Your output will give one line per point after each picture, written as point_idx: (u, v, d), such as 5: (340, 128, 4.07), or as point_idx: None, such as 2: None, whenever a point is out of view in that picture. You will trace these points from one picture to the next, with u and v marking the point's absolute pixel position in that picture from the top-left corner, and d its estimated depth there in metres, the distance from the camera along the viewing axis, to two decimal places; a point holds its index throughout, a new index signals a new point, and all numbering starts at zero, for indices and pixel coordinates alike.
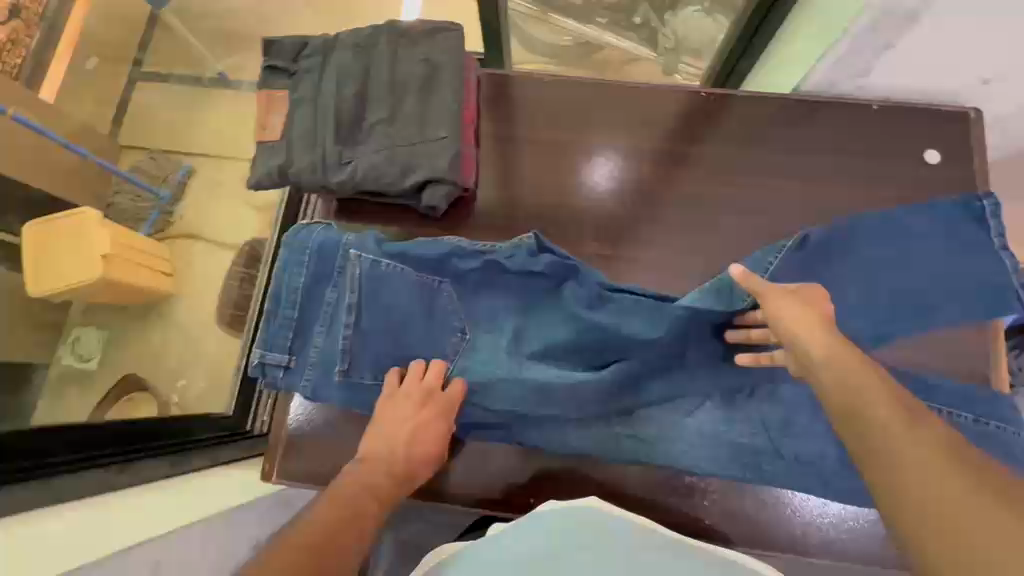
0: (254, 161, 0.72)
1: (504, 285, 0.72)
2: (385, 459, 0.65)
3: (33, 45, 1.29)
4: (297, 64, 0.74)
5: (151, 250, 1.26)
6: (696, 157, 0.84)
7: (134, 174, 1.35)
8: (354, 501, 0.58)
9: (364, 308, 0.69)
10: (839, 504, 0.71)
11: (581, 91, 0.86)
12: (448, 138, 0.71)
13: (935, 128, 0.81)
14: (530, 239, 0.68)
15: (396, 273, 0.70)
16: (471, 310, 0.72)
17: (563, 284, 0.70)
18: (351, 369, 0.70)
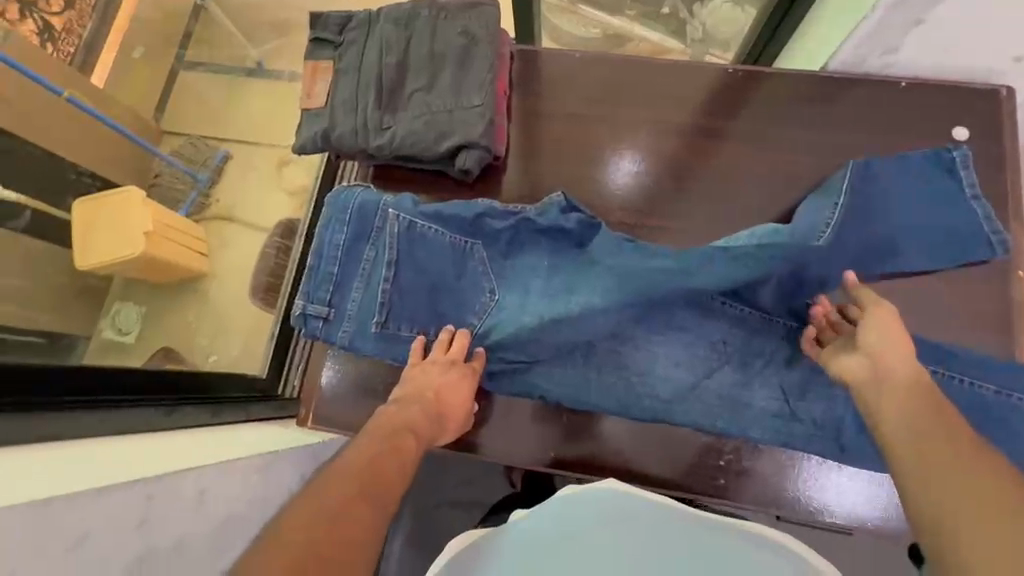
0: (299, 127, 0.77)
1: (533, 246, 0.75)
2: (418, 401, 0.66)
3: (86, 35, 1.41)
4: (342, 36, 0.78)
5: (189, 230, 1.36)
6: (720, 135, 0.84)
7: (177, 158, 1.46)
8: (390, 433, 0.60)
9: (400, 265, 0.73)
10: (850, 468, 0.73)
11: (607, 68, 0.87)
12: (482, 106, 0.73)
13: (967, 104, 0.79)
14: (559, 198, 0.73)
15: (430, 231, 0.74)
16: (500, 270, 0.75)
17: (587, 243, 0.74)
18: (387, 322, 0.73)
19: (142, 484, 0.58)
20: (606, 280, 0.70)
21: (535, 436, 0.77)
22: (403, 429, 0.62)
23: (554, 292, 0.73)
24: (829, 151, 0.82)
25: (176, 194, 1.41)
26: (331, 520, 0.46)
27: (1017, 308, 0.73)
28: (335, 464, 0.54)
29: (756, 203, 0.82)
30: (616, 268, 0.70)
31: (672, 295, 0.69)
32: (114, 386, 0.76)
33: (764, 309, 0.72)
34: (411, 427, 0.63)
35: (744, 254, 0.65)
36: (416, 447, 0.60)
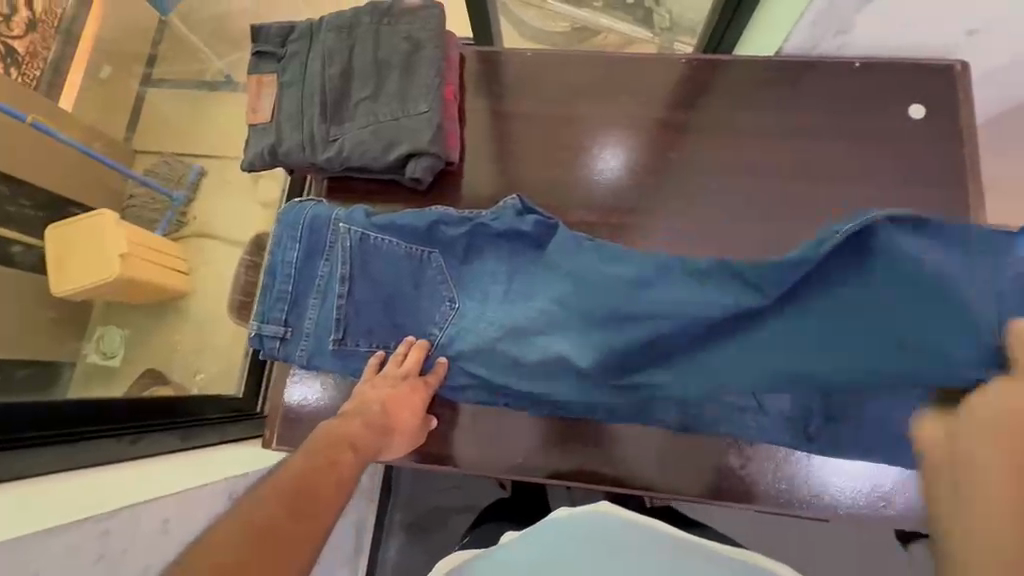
0: (247, 143, 0.76)
1: (491, 251, 0.75)
2: (362, 413, 0.66)
3: (50, 56, 1.37)
4: (286, 48, 0.76)
5: (165, 248, 1.34)
6: (681, 126, 0.83)
7: (149, 178, 1.43)
8: (330, 444, 0.58)
9: (355, 279, 0.73)
10: (819, 457, 0.74)
11: (563, 64, 0.86)
12: (430, 111, 0.72)
13: (920, 82, 0.78)
14: (514, 200, 0.73)
15: (385, 242, 0.73)
16: (458, 277, 0.75)
17: (545, 244, 0.73)
18: (344, 338, 0.73)
19: (100, 519, 0.57)
20: (561, 280, 0.70)
21: (504, 445, 0.80)
22: (345, 440, 0.60)
23: (510, 296, 0.73)
24: (790, 137, 0.81)
25: (150, 215, 1.39)
26: (256, 536, 0.45)
27: None
28: (276, 474, 0.53)
29: (721, 193, 0.80)
30: (568, 267, 0.70)
31: (623, 301, 0.65)
32: (80, 419, 0.76)
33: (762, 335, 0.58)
34: (354, 440, 0.61)
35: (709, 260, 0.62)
36: (354, 461, 0.58)
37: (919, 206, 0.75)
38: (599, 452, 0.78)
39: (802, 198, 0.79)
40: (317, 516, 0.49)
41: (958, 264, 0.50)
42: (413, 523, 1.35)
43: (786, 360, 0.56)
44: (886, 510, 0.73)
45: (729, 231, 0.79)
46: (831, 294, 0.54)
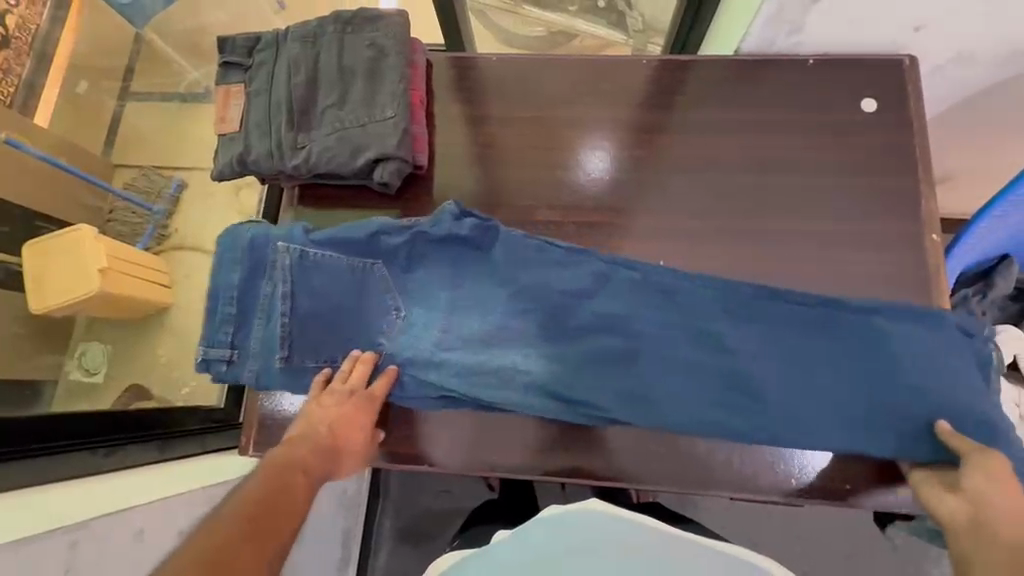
0: (216, 152, 0.76)
1: (434, 256, 0.78)
2: (311, 438, 0.68)
3: (25, 73, 1.32)
4: (252, 58, 0.77)
5: (145, 260, 1.32)
6: (646, 125, 0.84)
7: (128, 192, 1.43)
8: (281, 468, 0.62)
9: (294, 293, 0.75)
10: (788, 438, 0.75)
11: (528, 67, 0.87)
12: (396, 117, 0.73)
13: (871, 76, 0.80)
14: (451, 205, 0.76)
15: (328, 256, 0.76)
16: (403, 286, 0.78)
17: (483, 245, 0.78)
18: (290, 355, 0.75)
19: (69, 530, 0.60)
20: (504, 286, 0.78)
21: (477, 445, 0.78)
22: (298, 465, 0.63)
23: (454, 301, 0.78)
24: (752, 132, 0.82)
25: (133, 228, 1.39)
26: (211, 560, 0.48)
27: (933, 272, 0.75)
28: (236, 498, 0.57)
29: (686, 189, 0.81)
30: (514, 279, 0.78)
31: (585, 322, 0.76)
32: (60, 431, 0.76)
33: (698, 382, 0.73)
34: (306, 465, 0.64)
35: (662, 287, 0.75)
36: (306, 484, 0.61)
37: (872, 196, 0.77)
38: (572, 449, 0.77)
39: (764, 191, 0.80)
40: (271, 545, 0.52)
41: (925, 356, 0.70)
42: (402, 528, 1.35)
43: (736, 408, 0.72)
44: (850, 492, 0.74)
45: (696, 227, 0.80)
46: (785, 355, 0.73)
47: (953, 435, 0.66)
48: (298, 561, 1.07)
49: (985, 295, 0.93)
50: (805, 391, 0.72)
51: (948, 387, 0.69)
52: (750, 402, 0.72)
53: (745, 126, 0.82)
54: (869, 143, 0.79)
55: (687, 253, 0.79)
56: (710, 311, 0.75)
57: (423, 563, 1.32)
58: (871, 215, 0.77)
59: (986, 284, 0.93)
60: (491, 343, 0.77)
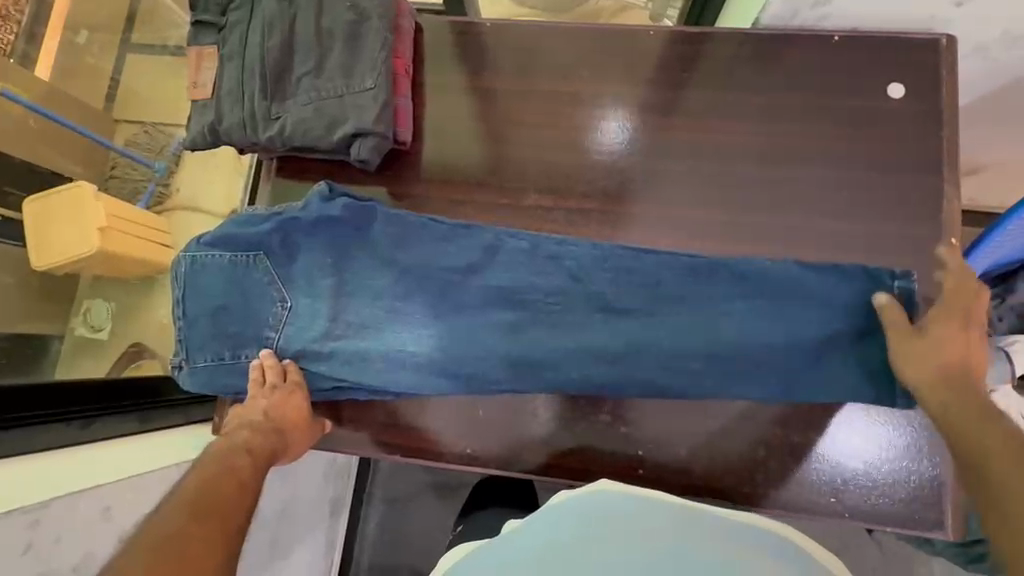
0: (188, 120, 0.72)
1: (310, 244, 0.75)
2: (251, 424, 0.67)
3: (25, 20, 1.20)
4: (226, 17, 0.72)
5: (151, 222, 1.28)
6: (651, 104, 0.78)
7: (129, 150, 1.34)
8: (227, 458, 0.60)
9: (186, 299, 0.75)
10: (793, 446, 0.70)
11: (529, 35, 0.80)
12: (376, 88, 0.68)
13: (902, 59, 0.73)
14: (321, 186, 0.73)
15: (208, 256, 0.74)
16: (288, 276, 0.75)
17: (366, 226, 0.74)
18: (183, 362, 0.75)
19: (27, 512, 0.61)
20: (389, 271, 0.75)
21: (447, 436, 0.76)
22: (239, 446, 0.62)
23: (345, 289, 0.75)
24: (765, 117, 0.75)
25: (134, 187, 1.33)
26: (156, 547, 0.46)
27: None
28: (178, 488, 0.54)
29: (688, 176, 0.75)
30: (399, 262, 0.75)
31: (475, 295, 0.74)
32: (35, 398, 0.75)
33: (595, 346, 0.71)
34: (249, 446, 0.63)
35: (552, 256, 0.73)
36: (251, 466, 0.61)
37: (893, 193, 0.71)
38: (548, 444, 0.74)
39: (775, 182, 0.74)
40: (230, 516, 0.52)
41: (869, 304, 0.65)
42: (391, 498, 1.37)
43: (665, 361, 0.70)
44: (835, 505, 0.69)
45: (697, 219, 0.74)
46: (700, 304, 0.69)
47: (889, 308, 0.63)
48: (284, 527, 1.09)
49: (1003, 301, 0.88)
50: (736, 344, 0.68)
51: (875, 337, 0.65)
52: (641, 361, 0.70)
53: (764, 110, 0.75)
54: (893, 134, 0.72)
55: (683, 246, 0.75)
56: (615, 266, 0.72)
57: (414, 535, 1.34)
58: (885, 214, 0.71)
59: (1007, 288, 0.88)
60: (377, 328, 0.75)
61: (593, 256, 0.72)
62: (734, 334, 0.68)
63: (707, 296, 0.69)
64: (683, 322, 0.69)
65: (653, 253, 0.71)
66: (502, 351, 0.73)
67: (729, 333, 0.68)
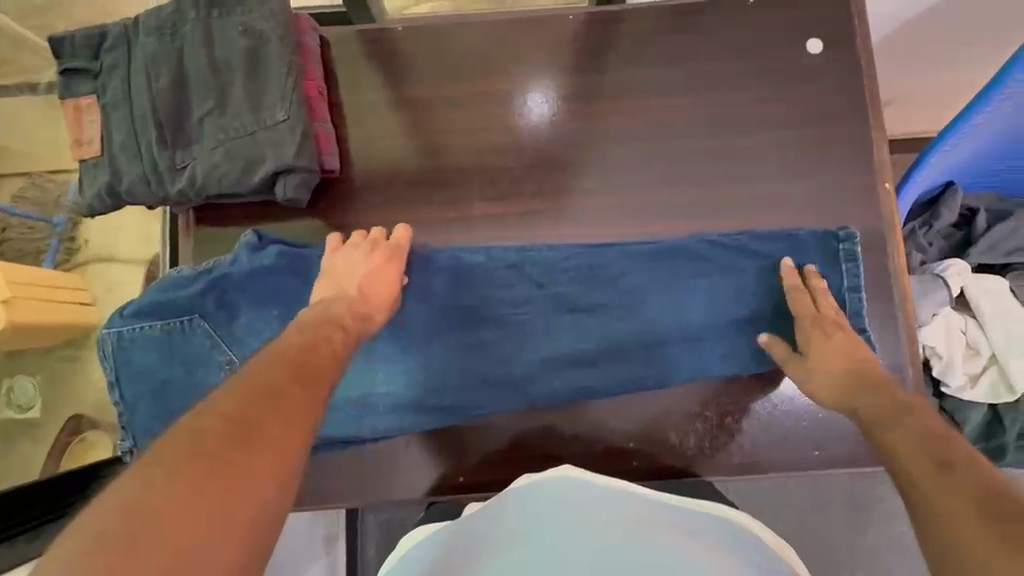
0: (80, 183, 0.64)
1: (249, 299, 0.69)
2: (344, 296, 0.60)
3: None
4: (100, 60, 0.63)
5: (59, 277, 1.01)
6: (585, 91, 0.75)
7: (18, 207, 1.05)
8: (301, 350, 0.50)
9: (121, 380, 0.68)
10: (772, 407, 0.72)
11: (446, 35, 0.76)
12: (290, 118, 0.62)
13: (814, 14, 0.74)
14: (249, 236, 0.68)
15: (135, 331, 0.68)
16: (231, 338, 0.69)
17: (306, 269, 0.69)
18: (131, 452, 0.69)
19: None
20: None
21: (438, 470, 0.73)
22: (331, 318, 0.56)
23: None
24: (693, 90, 0.75)
25: (36, 247, 1.05)
26: (215, 458, 0.36)
27: (888, 223, 0.72)
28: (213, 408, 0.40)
29: (630, 161, 0.74)
30: None
31: (440, 318, 0.72)
32: None
33: (567, 351, 0.72)
34: (340, 320, 0.57)
35: (511, 264, 0.72)
36: (344, 340, 0.55)
37: (826, 147, 0.73)
38: (540, 453, 0.73)
39: (715, 154, 0.74)
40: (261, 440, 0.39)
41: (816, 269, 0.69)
42: None
43: (635, 351, 0.71)
44: (820, 458, 0.71)
45: (647, 201, 0.74)
46: (660, 291, 0.71)
47: (793, 273, 0.67)
48: None
49: (931, 227, 0.90)
50: (700, 325, 0.70)
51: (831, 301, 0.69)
52: (617, 359, 0.71)
53: (692, 81, 0.75)
54: (817, 89, 0.74)
55: (642, 231, 0.74)
56: (572, 266, 0.71)
57: None
58: (821, 171, 0.73)
59: (931, 215, 0.90)
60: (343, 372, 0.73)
61: (553, 257, 0.72)
62: (693, 316, 0.70)
63: (665, 279, 0.71)
64: (649, 312, 0.71)
65: (610, 250, 0.72)
66: (477, 370, 0.72)
67: (691, 315, 0.70)
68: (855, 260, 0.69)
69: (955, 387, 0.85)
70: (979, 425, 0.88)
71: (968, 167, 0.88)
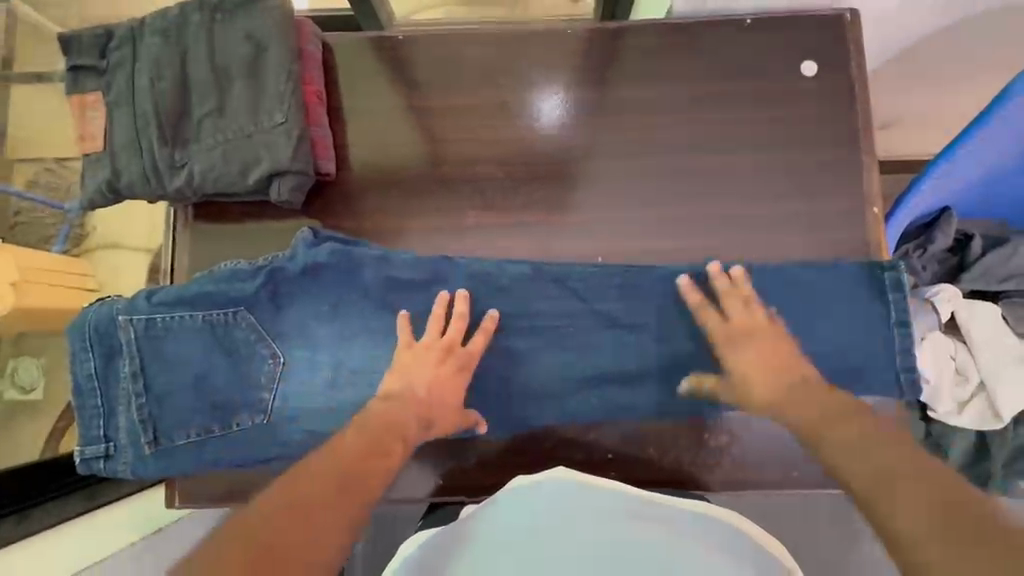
0: (82, 177, 0.65)
1: (300, 294, 0.70)
2: (404, 397, 0.64)
3: None
4: (106, 58, 0.65)
5: (70, 264, 1.01)
6: (579, 104, 0.76)
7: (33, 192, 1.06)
8: (376, 437, 0.60)
9: (154, 369, 0.69)
10: (753, 427, 0.72)
11: (444, 46, 0.77)
12: (287, 122, 0.64)
13: (810, 36, 0.74)
14: (304, 233, 0.69)
15: (177, 319, 0.69)
16: (274, 331, 0.70)
17: (354, 270, 0.70)
18: (159, 438, 0.69)
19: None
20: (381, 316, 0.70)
21: (417, 473, 0.75)
22: (390, 404, 0.63)
23: (341, 341, 0.71)
24: (686, 108, 0.76)
25: (45, 233, 1.05)
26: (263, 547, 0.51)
27: (875, 247, 0.72)
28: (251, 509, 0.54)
29: (620, 174, 0.75)
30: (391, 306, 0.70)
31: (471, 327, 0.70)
32: None
33: (586, 368, 0.70)
34: (407, 413, 0.63)
35: (555, 277, 0.70)
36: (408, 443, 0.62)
37: (815, 168, 0.74)
38: (520, 459, 0.74)
39: (705, 172, 0.75)
40: (309, 515, 0.53)
41: (861, 299, 0.68)
42: None
43: (656, 370, 0.69)
44: (798, 478, 0.72)
45: (635, 216, 0.75)
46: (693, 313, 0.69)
47: (745, 282, 0.66)
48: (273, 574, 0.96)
49: (925, 250, 0.90)
50: None
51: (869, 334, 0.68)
52: (655, 384, 0.70)
53: (685, 99, 0.75)
54: (808, 112, 0.74)
55: (630, 246, 0.75)
56: (614, 280, 0.69)
57: None
58: (809, 193, 0.74)
59: (926, 240, 0.90)
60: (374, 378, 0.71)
61: (592, 272, 0.70)
62: None
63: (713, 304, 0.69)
64: (686, 332, 0.69)
65: (653, 269, 0.69)
66: (500, 383, 0.71)
67: None
68: (902, 290, 0.67)
69: (941, 413, 0.84)
70: (964, 452, 0.88)
71: (969, 197, 0.89)
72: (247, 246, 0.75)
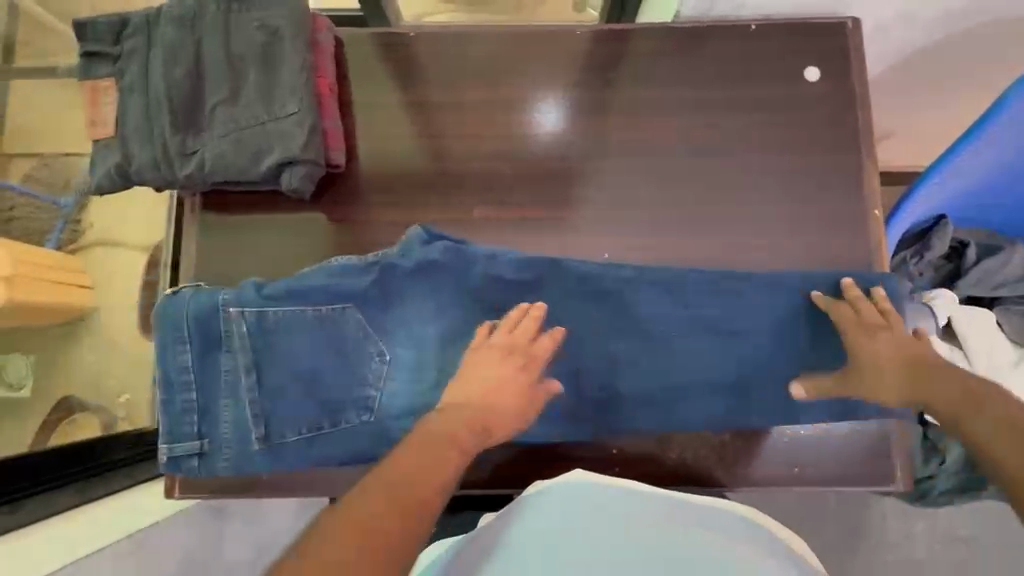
0: (91, 162, 0.65)
1: (411, 292, 0.70)
2: (467, 407, 0.60)
3: None
4: (120, 45, 0.65)
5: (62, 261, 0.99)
6: (590, 104, 0.78)
7: (28, 186, 1.04)
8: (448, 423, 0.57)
9: (261, 365, 0.69)
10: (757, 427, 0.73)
11: (457, 44, 0.78)
12: (300, 113, 0.64)
13: (813, 43, 0.76)
14: (416, 231, 0.70)
15: (289, 313, 0.68)
16: (383, 329, 0.71)
17: (464, 270, 0.71)
18: (268, 435, 0.69)
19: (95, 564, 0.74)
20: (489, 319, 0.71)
21: None
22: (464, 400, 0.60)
23: (447, 342, 0.71)
24: (692, 111, 0.77)
25: (38, 227, 1.02)
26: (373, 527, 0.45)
27: (876, 249, 0.74)
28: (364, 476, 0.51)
29: (626, 173, 0.76)
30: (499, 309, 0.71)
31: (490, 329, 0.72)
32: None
33: (594, 362, 0.73)
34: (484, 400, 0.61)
35: (645, 282, 0.72)
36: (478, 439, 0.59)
37: (817, 172, 0.75)
38: (526, 456, 0.74)
39: (709, 173, 0.76)
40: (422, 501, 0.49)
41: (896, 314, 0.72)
42: None
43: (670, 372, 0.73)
44: (798, 475, 0.73)
45: (640, 214, 0.76)
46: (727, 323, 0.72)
47: (853, 289, 0.68)
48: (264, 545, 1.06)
49: (922, 257, 0.92)
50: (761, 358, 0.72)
51: None
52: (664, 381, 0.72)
53: (691, 102, 0.77)
54: (810, 116, 0.76)
55: (636, 244, 0.76)
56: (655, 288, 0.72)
57: None
58: (811, 197, 0.75)
59: (923, 246, 0.92)
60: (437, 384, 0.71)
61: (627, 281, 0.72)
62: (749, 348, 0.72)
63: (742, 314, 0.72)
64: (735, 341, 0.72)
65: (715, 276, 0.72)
66: None
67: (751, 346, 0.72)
68: None
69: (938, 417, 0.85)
70: None
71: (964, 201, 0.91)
72: (260, 237, 0.75)
